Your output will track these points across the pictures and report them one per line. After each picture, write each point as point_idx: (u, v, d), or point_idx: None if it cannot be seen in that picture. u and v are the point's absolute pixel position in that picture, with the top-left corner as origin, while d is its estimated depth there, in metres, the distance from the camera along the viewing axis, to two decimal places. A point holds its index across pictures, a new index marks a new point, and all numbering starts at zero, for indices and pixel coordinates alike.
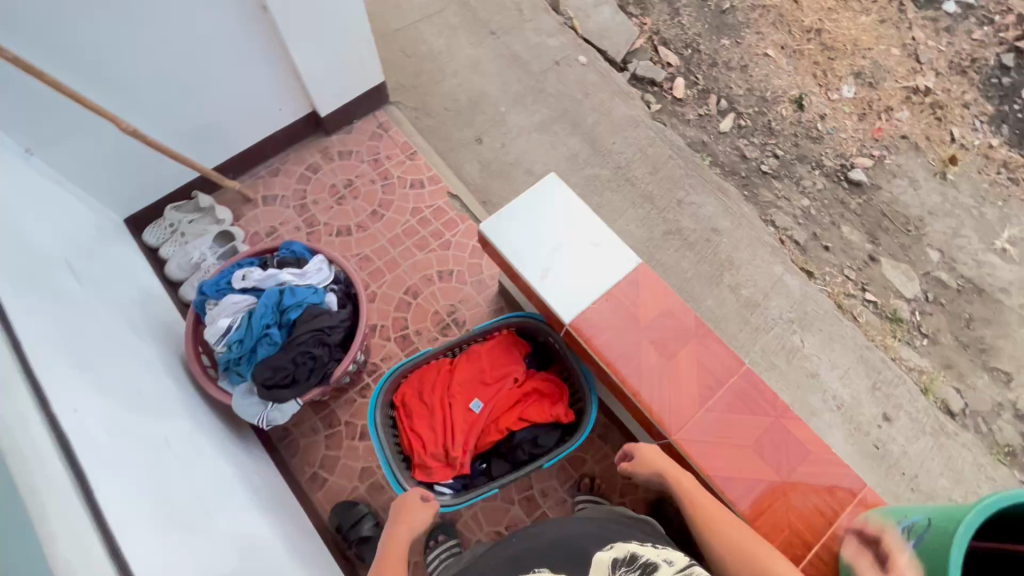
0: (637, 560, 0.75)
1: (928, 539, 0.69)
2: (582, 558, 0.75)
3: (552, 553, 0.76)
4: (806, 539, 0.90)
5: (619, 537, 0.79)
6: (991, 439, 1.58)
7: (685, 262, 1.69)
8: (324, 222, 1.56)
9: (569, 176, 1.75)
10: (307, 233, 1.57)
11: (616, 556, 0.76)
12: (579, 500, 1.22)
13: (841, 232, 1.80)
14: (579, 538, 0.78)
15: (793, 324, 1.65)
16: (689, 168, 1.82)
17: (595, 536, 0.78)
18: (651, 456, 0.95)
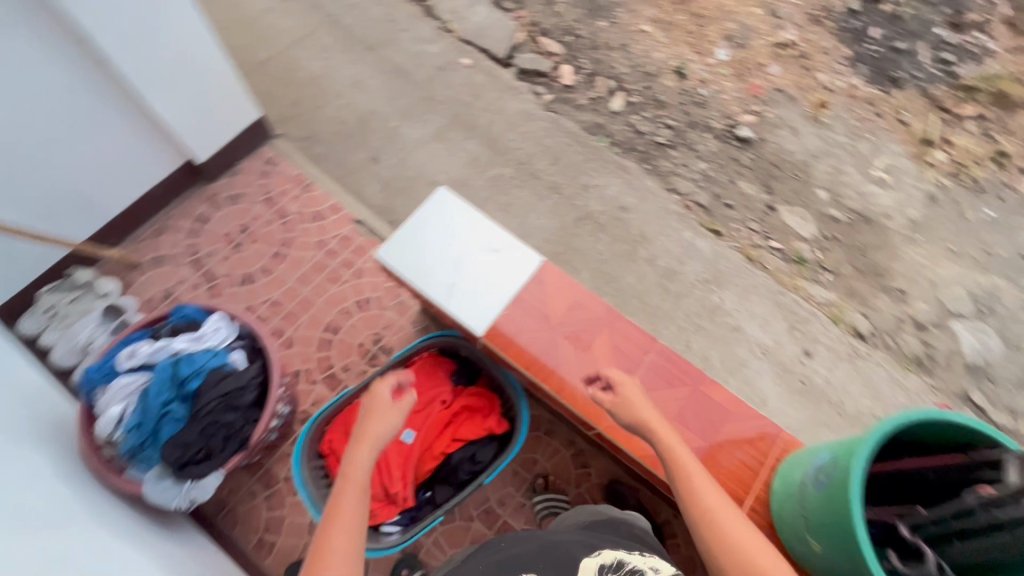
0: (624, 564, 0.75)
1: (832, 473, 0.73)
2: (569, 562, 0.74)
3: (540, 559, 0.75)
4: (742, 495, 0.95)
5: (606, 545, 0.79)
6: (899, 353, 1.72)
7: (600, 244, 1.72)
8: (224, 273, 1.48)
9: (474, 180, 1.74)
10: (208, 288, 1.48)
11: (603, 562, 0.75)
12: (537, 501, 1.22)
13: (738, 188, 1.90)
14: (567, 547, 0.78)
15: (710, 284, 1.73)
16: (590, 152, 1.86)
17: (583, 544, 0.78)
18: (633, 401, 0.88)
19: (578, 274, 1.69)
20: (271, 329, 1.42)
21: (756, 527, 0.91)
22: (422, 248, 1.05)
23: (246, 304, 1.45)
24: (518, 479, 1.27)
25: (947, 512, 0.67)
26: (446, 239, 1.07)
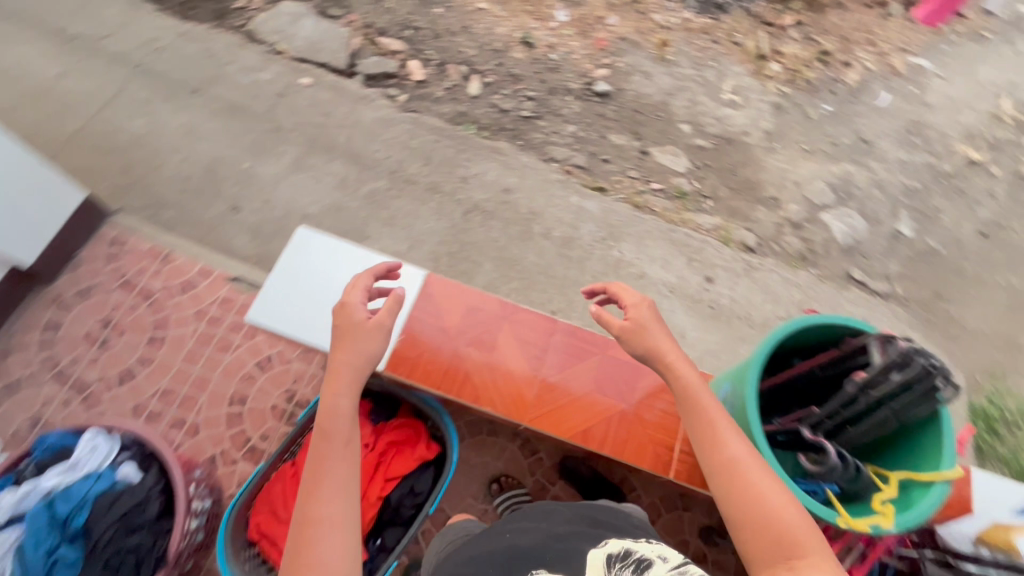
0: (632, 555, 0.70)
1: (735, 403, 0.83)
2: (576, 554, 0.72)
3: (550, 553, 0.73)
4: (669, 442, 1.05)
5: (612, 537, 0.76)
6: (786, 254, 1.87)
7: (494, 231, 1.72)
8: (97, 378, 1.33)
9: (351, 201, 1.66)
10: (82, 398, 1.32)
11: (609, 554, 0.71)
12: (500, 503, 1.22)
13: (609, 142, 1.95)
14: (572, 539, 0.76)
15: (607, 241, 1.78)
16: (460, 143, 1.83)
17: (590, 537, 0.75)
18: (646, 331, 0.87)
19: (481, 266, 1.67)
20: (170, 420, 1.30)
21: (688, 467, 1.03)
22: (290, 290, 1.18)
23: (133, 403, 1.31)
24: (472, 489, 1.26)
25: (833, 406, 0.74)
26: (311, 278, 1.19)
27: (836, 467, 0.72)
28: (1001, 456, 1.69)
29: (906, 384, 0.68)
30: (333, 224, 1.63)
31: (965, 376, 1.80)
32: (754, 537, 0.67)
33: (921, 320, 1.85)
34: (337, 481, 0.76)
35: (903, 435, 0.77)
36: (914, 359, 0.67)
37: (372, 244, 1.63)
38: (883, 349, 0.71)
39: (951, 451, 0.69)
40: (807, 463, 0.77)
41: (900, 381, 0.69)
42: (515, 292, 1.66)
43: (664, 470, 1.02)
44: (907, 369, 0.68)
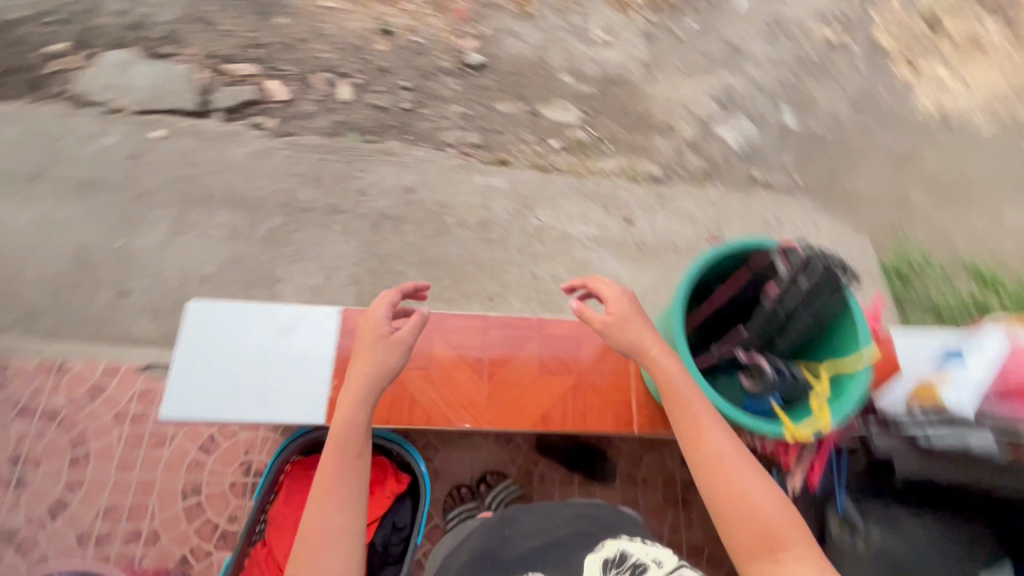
0: (627, 559, 0.74)
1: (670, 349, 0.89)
2: (569, 557, 0.77)
3: (542, 558, 0.79)
4: (625, 398, 1.07)
5: (608, 539, 0.79)
6: (691, 176, 1.94)
7: (408, 235, 1.66)
8: (26, 518, 1.21)
9: (249, 247, 1.55)
10: (17, 545, 1.20)
11: (606, 558, 0.75)
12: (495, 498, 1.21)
13: (497, 112, 1.91)
14: (564, 543, 0.80)
15: (522, 212, 1.76)
16: (347, 154, 1.73)
17: (584, 540, 0.80)
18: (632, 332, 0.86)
19: (407, 274, 1.61)
20: (124, 535, 1.21)
21: (649, 416, 1.05)
22: (194, 372, 1.03)
23: (77, 531, 1.21)
24: (458, 496, 1.26)
25: (758, 322, 0.78)
26: (218, 353, 1.05)
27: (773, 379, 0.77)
28: (918, 303, 1.87)
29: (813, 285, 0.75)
30: (237, 277, 1.52)
31: (873, 241, 1.95)
32: (744, 537, 0.74)
33: (824, 201, 1.98)
34: (350, 488, 0.84)
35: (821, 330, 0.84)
36: (812, 262, 0.74)
37: (286, 285, 1.54)
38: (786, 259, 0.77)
39: (865, 333, 0.75)
40: (747, 384, 0.83)
41: (807, 283, 0.75)
42: (449, 288, 1.63)
43: (628, 426, 1.05)
44: (810, 271, 0.75)
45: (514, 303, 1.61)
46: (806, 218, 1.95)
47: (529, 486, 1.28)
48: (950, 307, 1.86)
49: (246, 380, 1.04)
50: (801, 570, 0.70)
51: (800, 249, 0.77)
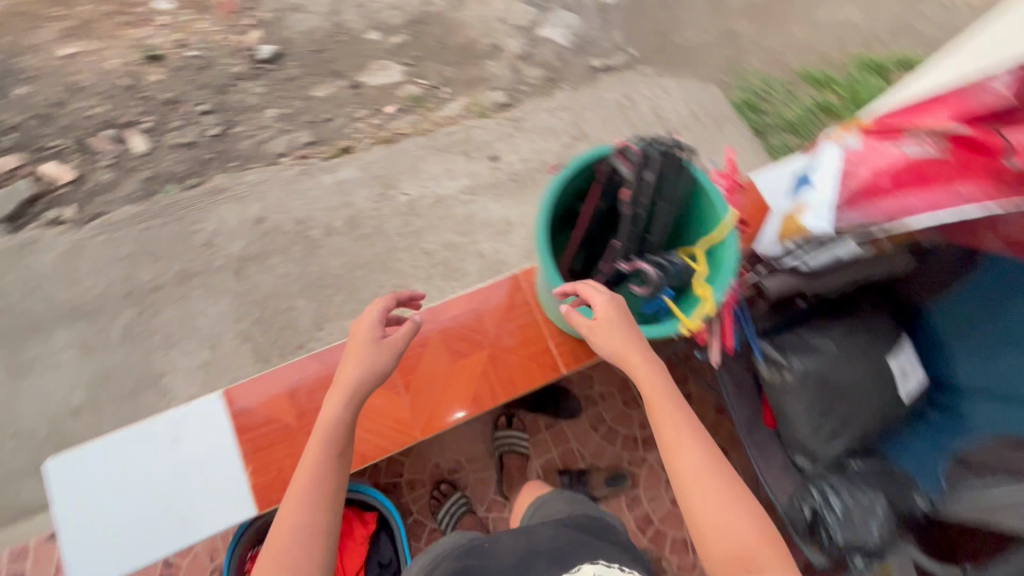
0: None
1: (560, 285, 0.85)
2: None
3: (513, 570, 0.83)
4: (542, 347, 1.08)
5: (584, 562, 0.80)
6: (533, 89, 1.89)
7: (278, 265, 1.48)
8: None
9: (111, 356, 1.34)
10: None
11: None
12: (500, 437, 1.28)
13: (316, 98, 1.76)
14: (535, 565, 0.82)
15: (385, 192, 1.63)
16: (172, 211, 1.51)
17: (561, 563, 0.81)
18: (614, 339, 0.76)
19: (300, 305, 1.45)
20: None
21: (568, 353, 1.08)
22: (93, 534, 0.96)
23: None
24: (443, 492, 1.24)
25: (625, 231, 0.77)
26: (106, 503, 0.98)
27: (658, 278, 0.76)
28: (774, 124, 1.97)
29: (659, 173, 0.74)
30: (113, 393, 1.32)
31: (717, 84, 2.02)
32: (719, 555, 0.66)
33: (662, 65, 2.01)
34: (327, 486, 0.74)
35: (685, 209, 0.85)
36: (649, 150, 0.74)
37: (174, 374, 1.34)
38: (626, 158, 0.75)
39: (720, 199, 0.74)
40: (640, 292, 0.78)
41: (654, 174, 0.74)
42: (348, 299, 1.48)
43: (554, 372, 1.06)
44: (652, 161, 0.74)
45: (418, 287, 1.53)
46: (653, 86, 1.98)
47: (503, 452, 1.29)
48: (801, 117, 1.99)
49: (146, 512, 0.98)
50: None
51: (634, 144, 0.75)
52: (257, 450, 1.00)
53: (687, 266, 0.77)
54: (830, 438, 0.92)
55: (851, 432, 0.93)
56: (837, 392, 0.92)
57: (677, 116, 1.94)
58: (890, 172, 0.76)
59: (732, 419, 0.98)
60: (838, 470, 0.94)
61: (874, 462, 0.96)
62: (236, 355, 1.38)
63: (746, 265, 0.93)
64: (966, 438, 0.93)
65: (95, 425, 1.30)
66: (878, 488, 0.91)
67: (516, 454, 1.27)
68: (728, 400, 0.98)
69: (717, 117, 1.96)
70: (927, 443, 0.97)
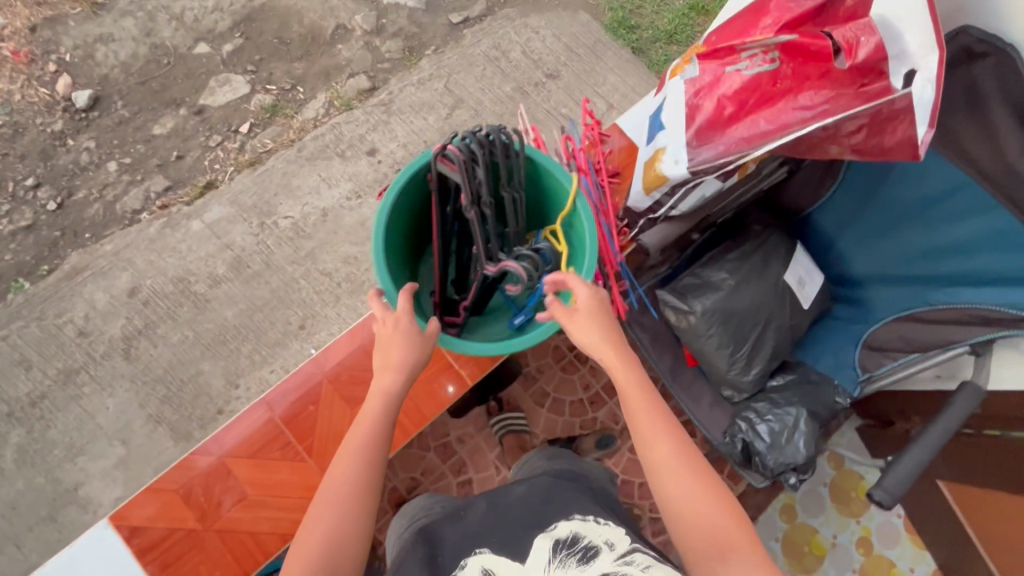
0: (579, 540, 0.71)
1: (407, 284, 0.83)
2: (516, 543, 0.72)
3: (492, 534, 0.75)
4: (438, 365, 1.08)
5: (560, 518, 0.75)
6: (395, 64, 1.74)
7: (169, 333, 1.36)
8: None
9: (13, 485, 1.23)
10: None
11: (554, 541, 0.71)
12: (496, 422, 1.26)
13: (159, 136, 1.56)
14: (510, 525, 0.75)
15: (264, 221, 1.50)
16: (31, 309, 1.36)
17: (538, 520, 0.75)
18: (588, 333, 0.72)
19: (206, 368, 1.34)
20: None
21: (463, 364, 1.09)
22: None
23: None
24: None
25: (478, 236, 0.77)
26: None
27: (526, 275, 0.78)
28: (651, 38, 1.90)
29: (483, 161, 0.73)
30: (28, 521, 1.21)
31: (585, 9, 1.92)
32: (696, 542, 0.64)
33: (524, 3, 1.89)
34: (377, 457, 0.71)
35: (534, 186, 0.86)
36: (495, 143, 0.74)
37: (90, 482, 1.24)
38: (447, 160, 0.73)
39: (562, 174, 0.77)
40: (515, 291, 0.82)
41: (480, 168, 0.73)
42: (257, 346, 1.38)
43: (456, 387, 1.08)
44: (473, 153, 0.73)
45: (328, 312, 1.42)
46: (522, 28, 1.85)
47: (455, 455, 1.27)
48: (676, 23, 1.92)
49: None
50: None
51: (450, 145, 0.73)
52: (164, 567, 0.96)
53: (553, 249, 0.81)
54: (748, 366, 0.93)
55: (764, 353, 0.92)
56: (744, 321, 0.91)
57: (552, 54, 1.83)
58: (733, 97, 0.71)
59: (656, 371, 0.98)
60: (761, 394, 0.97)
61: (795, 373, 0.99)
62: (153, 441, 1.28)
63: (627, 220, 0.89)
64: (867, 325, 0.97)
65: (20, 562, 1.19)
66: (799, 402, 0.95)
67: (515, 433, 1.24)
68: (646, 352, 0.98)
69: (594, 45, 1.86)
70: (836, 338, 1.01)
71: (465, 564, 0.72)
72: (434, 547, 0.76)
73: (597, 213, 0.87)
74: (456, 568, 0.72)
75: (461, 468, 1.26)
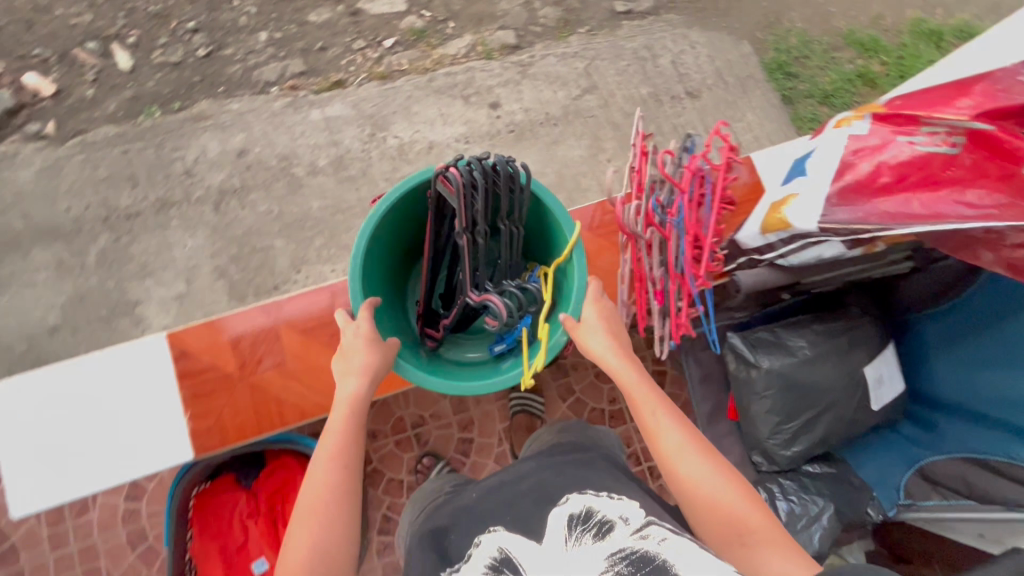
0: (592, 517, 0.72)
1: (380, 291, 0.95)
2: (528, 523, 0.74)
3: (503, 513, 0.76)
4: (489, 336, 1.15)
5: (571, 493, 0.77)
6: (547, 32, 1.75)
7: (258, 202, 1.44)
8: None
9: (86, 280, 1.34)
10: None
11: (569, 517, 0.73)
12: (514, 397, 1.26)
13: (313, 24, 1.63)
14: (518, 502, 0.78)
15: (376, 134, 1.54)
16: (153, 135, 1.46)
17: (545, 495, 0.77)
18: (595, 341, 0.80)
19: (277, 245, 1.41)
20: None
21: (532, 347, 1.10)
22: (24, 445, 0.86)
23: None
24: (404, 444, 1.25)
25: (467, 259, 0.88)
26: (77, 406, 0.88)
27: (505, 311, 0.91)
28: (805, 92, 1.81)
29: (481, 190, 0.84)
30: (88, 315, 1.32)
31: (749, 41, 1.85)
32: (715, 525, 0.70)
33: (691, 15, 1.85)
34: (349, 453, 0.74)
35: (534, 219, 0.98)
36: (499, 177, 0.85)
37: (148, 303, 1.34)
38: (449, 182, 0.84)
39: (564, 218, 0.86)
40: (493, 325, 0.94)
41: (477, 195, 0.83)
42: (328, 244, 1.43)
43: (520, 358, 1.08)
44: (474, 181, 0.84)
45: None
46: (679, 39, 1.81)
47: (466, 412, 1.28)
48: (836, 86, 1.82)
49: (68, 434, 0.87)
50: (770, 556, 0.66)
51: (455, 169, 0.84)
52: (194, 397, 0.89)
53: (540, 288, 0.94)
54: (791, 441, 0.89)
55: (811, 436, 0.88)
56: (805, 396, 0.87)
57: (701, 73, 1.78)
58: (894, 168, 0.67)
59: (694, 409, 0.98)
60: (792, 472, 0.93)
61: (834, 468, 0.94)
62: (211, 290, 1.37)
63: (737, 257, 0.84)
64: (931, 454, 0.91)
65: (70, 347, 1.30)
66: (829, 496, 0.91)
67: (528, 414, 1.25)
68: (691, 389, 0.97)
69: (746, 78, 1.79)
70: (891, 454, 0.97)
71: (478, 543, 0.74)
72: (447, 528, 0.80)
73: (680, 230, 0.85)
74: (470, 546, 0.74)
75: (467, 425, 1.28)
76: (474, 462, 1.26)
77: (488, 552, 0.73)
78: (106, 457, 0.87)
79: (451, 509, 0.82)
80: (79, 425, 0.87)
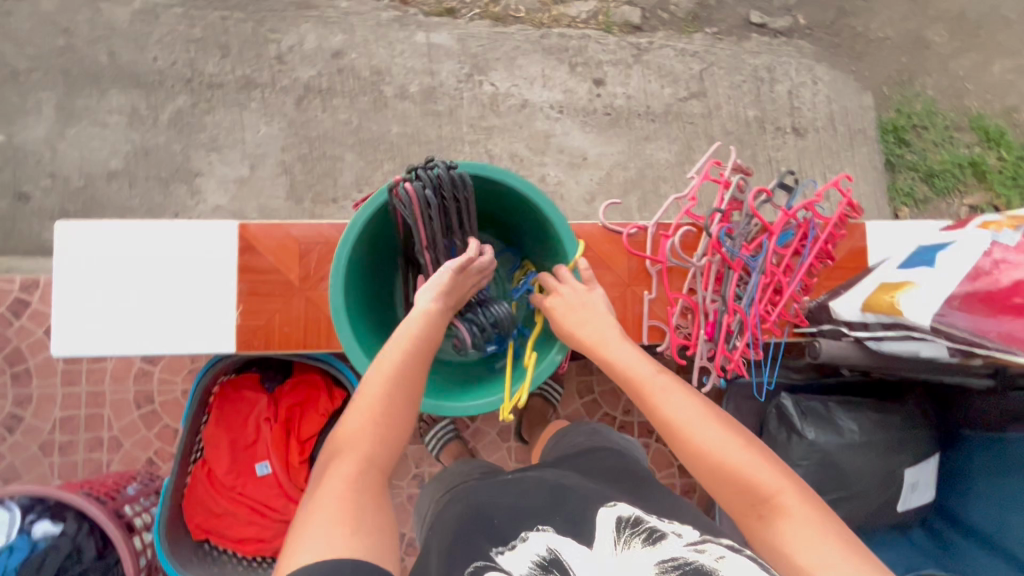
0: (643, 522, 0.62)
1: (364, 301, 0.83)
2: (582, 520, 0.63)
3: (552, 511, 0.65)
4: None
5: (622, 499, 0.67)
6: (675, 22, 1.63)
7: (339, 111, 1.39)
8: None
9: (155, 136, 1.32)
10: None
11: (618, 519, 0.62)
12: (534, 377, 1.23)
13: None
14: (567, 503, 0.66)
15: (473, 76, 1.47)
16: (255, 9, 1.38)
17: (598, 493, 0.68)
18: (565, 321, 0.75)
19: (346, 159, 1.37)
20: (85, 446, 1.18)
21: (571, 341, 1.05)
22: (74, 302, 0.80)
23: (37, 443, 1.17)
24: None
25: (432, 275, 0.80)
26: (128, 276, 0.81)
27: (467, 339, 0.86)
28: (911, 163, 1.71)
29: (435, 205, 0.75)
30: (148, 172, 1.31)
31: (874, 94, 1.74)
32: (730, 493, 0.62)
33: (825, 49, 1.72)
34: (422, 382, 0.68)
35: (531, 222, 0.86)
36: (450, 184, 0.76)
37: (208, 178, 1.33)
38: (402, 199, 0.75)
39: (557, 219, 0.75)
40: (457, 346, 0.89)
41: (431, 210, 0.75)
42: (397, 170, 1.39)
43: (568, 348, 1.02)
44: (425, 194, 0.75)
45: None
46: (804, 69, 1.69)
47: None
48: (946, 167, 1.71)
49: (115, 300, 0.80)
50: (792, 528, 0.57)
51: (405, 184, 0.75)
52: (251, 293, 0.82)
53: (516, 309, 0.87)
54: None
55: None
56: (841, 477, 0.85)
57: (814, 113, 1.67)
58: None
59: None
60: None
61: None
62: (271, 183, 1.35)
63: (838, 333, 0.81)
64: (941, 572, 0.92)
65: (122, 199, 1.30)
66: None
67: (543, 399, 1.22)
68: None
69: (858, 132, 1.68)
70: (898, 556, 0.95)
71: (525, 537, 0.61)
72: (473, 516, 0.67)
73: (754, 268, 0.81)
74: (513, 539, 0.61)
75: None
76: (477, 428, 1.26)
77: (534, 553, 0.59)
78: (140, 338, 0.81)
79: (468, 508, 0.69)
80: (132, 295, 0.81)
